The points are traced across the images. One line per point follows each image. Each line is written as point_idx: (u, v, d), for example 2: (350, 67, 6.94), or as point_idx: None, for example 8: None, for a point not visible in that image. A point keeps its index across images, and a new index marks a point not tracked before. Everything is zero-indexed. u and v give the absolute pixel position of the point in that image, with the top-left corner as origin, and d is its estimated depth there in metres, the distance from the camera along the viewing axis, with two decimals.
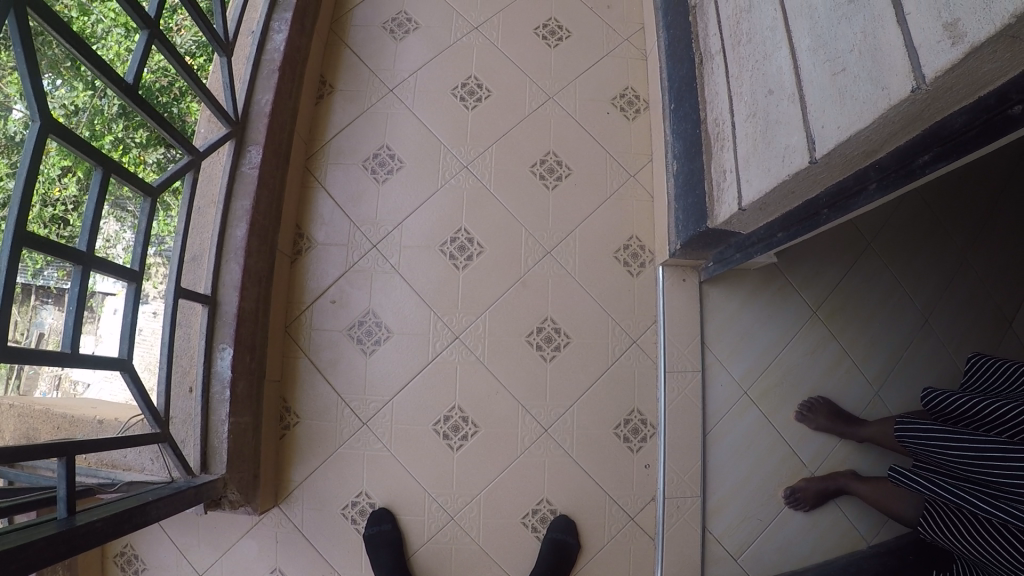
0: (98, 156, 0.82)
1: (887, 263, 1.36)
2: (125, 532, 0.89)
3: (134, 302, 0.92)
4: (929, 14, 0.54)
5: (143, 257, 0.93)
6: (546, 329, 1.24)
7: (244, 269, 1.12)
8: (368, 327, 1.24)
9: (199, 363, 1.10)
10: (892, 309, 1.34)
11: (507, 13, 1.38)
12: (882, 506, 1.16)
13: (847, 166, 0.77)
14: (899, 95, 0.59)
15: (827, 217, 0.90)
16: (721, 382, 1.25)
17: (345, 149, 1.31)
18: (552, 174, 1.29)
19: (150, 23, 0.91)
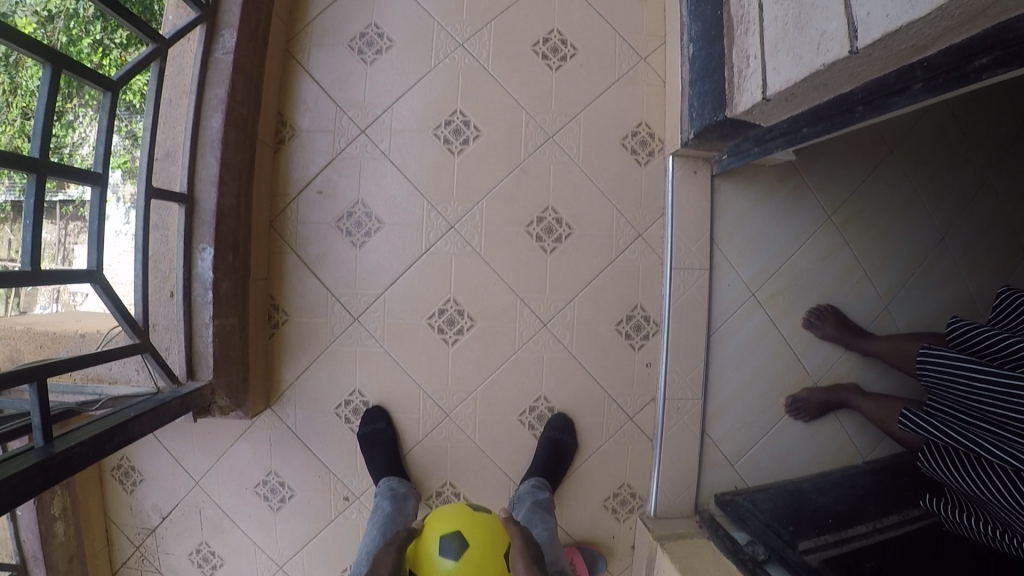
0: (47, 51, 0.73)
1: (910, 172, 1.29)
2: (106, 452, 0.84)
3: (101, 208, 0.85)
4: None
5: (106, 159, 0.85)
6: (547, 219, 1.18)
7: (222, 164, 1.03)
8: (358, 219, 1.17)
9: (178, 265, 1.04)
10: (910, 219, 1.28)
11: None
12: (884, 428, 1.13)
13: (891, 60, 0.70)
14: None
15: (860, 115, 0.81)
16: (729, 283, 1.20)
17: (329, 29, 1.20)
18: (556, 55, 1.18)
19: None
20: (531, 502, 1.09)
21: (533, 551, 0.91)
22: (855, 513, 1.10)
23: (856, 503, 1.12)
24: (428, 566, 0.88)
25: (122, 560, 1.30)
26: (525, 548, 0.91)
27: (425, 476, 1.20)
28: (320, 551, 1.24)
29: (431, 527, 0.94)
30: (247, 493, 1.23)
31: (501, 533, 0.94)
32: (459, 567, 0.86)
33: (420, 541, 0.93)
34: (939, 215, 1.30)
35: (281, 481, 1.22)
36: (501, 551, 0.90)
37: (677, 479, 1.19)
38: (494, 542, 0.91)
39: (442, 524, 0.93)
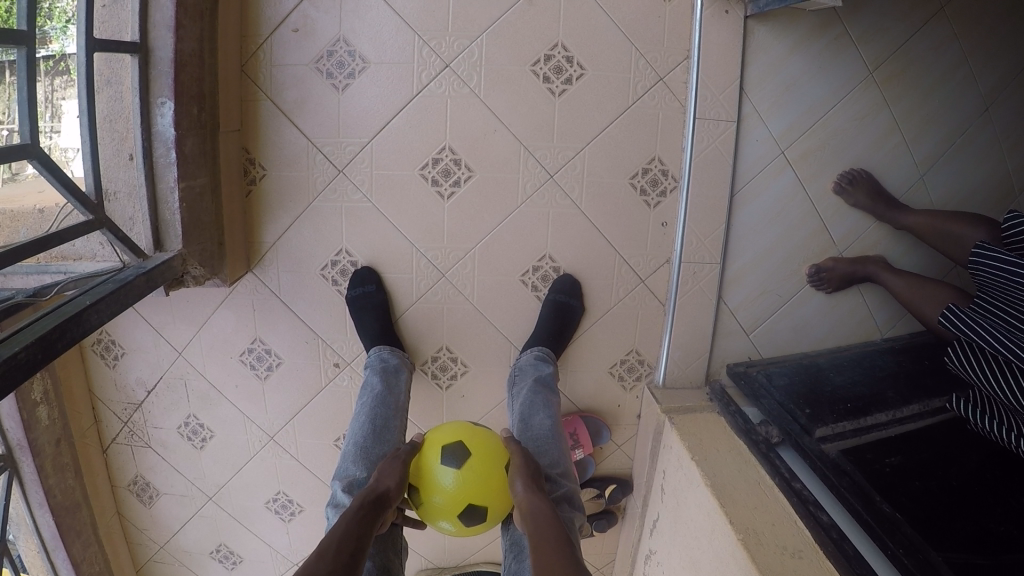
0: None
1: (959, 32, 1.14)
2: (60, 350, 0.76)
3: (29, 71, 0.75)
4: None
5: (32, 13, 0.74)
6: (556, 57, 1.04)
7: (178, 4, 0.90)
8: (339, 59, 1.04)
9: (135, 121, 0.93)
10: (955, 81, 1.15)
11: None
12: (911, 306, 1.05)
13: None
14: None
15: None
16: (756, 139, 1.08)
17: None
18: None
19: None
20: (534, 378, 1.03)
21: (535, 464, 0.87)
22: (875, 397, 1.01)
23: (875, 380, 1.05)
24: (428, 480, 0.84)
25: (112, 437, 1.25)
26: (528, 463, 0.85)
27: (420, 340, 1.14)
28: (311, 420, 1.19)
29: (427, 441, 0.89)
30: (232, 362, 1.16)
31: (502, 446, 0.88)
32: (461, 481, 0.82)
33: (418, 453, 0.88)
34: (989, 78, 1.15)
35: (267, 350, 1.15)
36: (502, 463, 0.86)
37: (688, 349, 1.13)
38: (496, 455, 0.86)
39: (443, 437, 0.87)
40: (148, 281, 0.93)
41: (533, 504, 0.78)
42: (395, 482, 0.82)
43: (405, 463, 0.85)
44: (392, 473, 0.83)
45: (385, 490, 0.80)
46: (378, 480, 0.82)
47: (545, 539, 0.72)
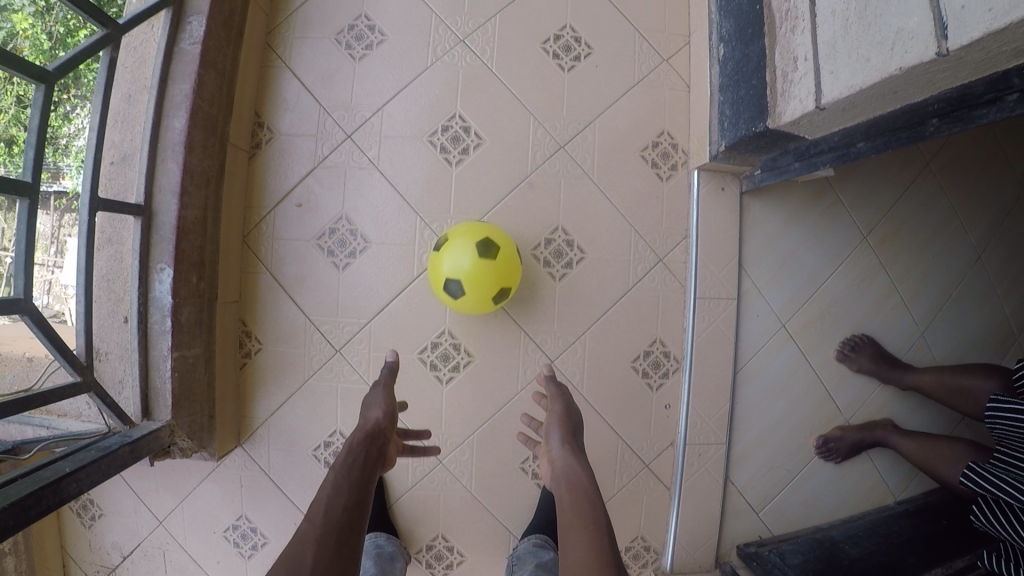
0: None
1: (945, 185, 1.17)
2: (33, 518, 0.71)
3: (29, 223, 0.73)
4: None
5: (37, 165, 0.73)
6: (556, 241, 1.06)
7: (185, 170, 0.91)
8: (340, 237, 1.05)
9: (133, 286, 0.91)
10: (949, 238, 1.16)
11: None
12: (932, 473, 0.99)
13: (983, 66, 0.57)
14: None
15: (936, 128, 0.70)
16: (757, 314, 1.07)
17: (313, 19, 1.07)
18: (568, 53, 1.06)
19: None
20: (535, 563, 0.95)
21: (569, 412, 0.87)
22: (896, 566, 0.96)
23: (897, 557, 0.98)
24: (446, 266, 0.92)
25: None
26: (553, 419, 0.85)
27: (414, 527, 1.07)
28: None
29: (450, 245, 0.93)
30: (214, 538, 1.10)
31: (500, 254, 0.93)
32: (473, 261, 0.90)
33: (394, 375, 0.91)
34: (980, 228, 1.17)
35: (252, 527, 1.09)
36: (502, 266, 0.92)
37: (697, 531, 1.06)
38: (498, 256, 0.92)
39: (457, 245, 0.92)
40: (132, 452, 0.88)
41: (567, 463, 0.77)
42: (382, 414, 0.82)
43: (389, 390, 0.87)
44: (378, 405, 0.84)
45: (377, 426, 0.80)
46: (366, 413, 0.83)
47: (583, 493, 0.71)
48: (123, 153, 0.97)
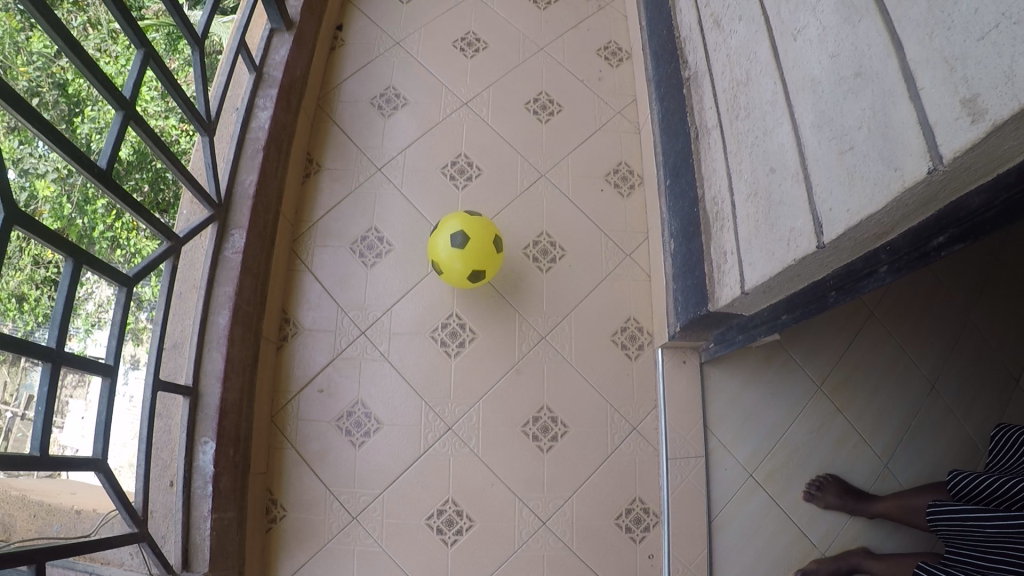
0: (68, 246, 0.75)
1: (891, 329, 1.33)
2: None
3: (109, 401, 0.78)
4: (945, 92, 0.57)
5: (118, 350, 0.80)
6: (542, 418, 1.23)
7: (227, 359, 1.07)
8: (357, 419, 1.22)
9: (180, 455, 1.05)
10: (898, 378, 1.30)
11: (498, 91, 1.47)
12: None
13: (856, 249, 0.78)
14: (915, 178, 0.61)
15: (835, 299, 0.89)
16: (725, 467, 1.22)
17: (332, 231, 1.33)
18: (546, 256, 1.34)
19: (126, 103, 0.90)
20: None
21: None
22: None
23: None
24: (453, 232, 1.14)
25: None
26: None
27: None
28: None
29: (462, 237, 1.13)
30: None
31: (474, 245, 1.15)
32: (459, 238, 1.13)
33: None
34: (928, 364, 1.32)
35: None
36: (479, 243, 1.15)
37: None
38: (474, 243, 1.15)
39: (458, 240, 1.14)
40: None
41: None
42: None
43: None
44: None
45: None
46: None
47: None
48: (174, 340, 1.15)
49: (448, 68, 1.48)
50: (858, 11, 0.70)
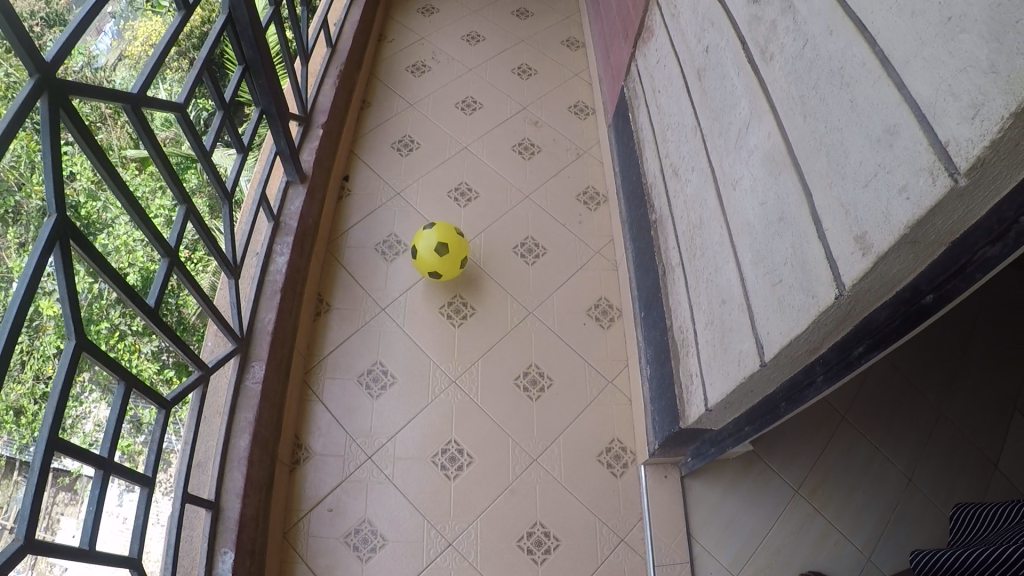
0: (120, 371, 0.96)
1: (862, 432, 1.64)
2: None
3: (145, 507, 0.99)
4: (842, 233, 0.80)
5: (154, 464, 0.99)
6: (536, 533, 1.50)
7: (247, 478, 1.34)
8: (365, 535, 1.48)
9: (201, 562, 1.26)
10: (874, 474, 1.60)
11: (486, 251, 1.93)
12: None
13: (795, 365, 0.98)
14: (829, 301, 0.82)
15: (785, 409, 1.08)
16: (710, 570, 1.49)
17: (341, 365, 1.69)
18: (535, 387, 1.69)
19: (170, 252, 1.13)
20: None
21: None
22: None
23: None
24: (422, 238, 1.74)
25: None
26: None
27: None
28: None
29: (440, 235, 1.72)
30: None
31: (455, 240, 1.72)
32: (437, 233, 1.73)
33: None
34: (903, 460, 1.63)
35: None
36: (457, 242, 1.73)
37: None
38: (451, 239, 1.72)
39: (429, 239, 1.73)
40: None
41: None
42: None
43: None
44: None
45: None
46: None
47: None
48: (201, 461, 1.37)
49: (448, 217, 2.01)
50: (778, 171, 0.96)
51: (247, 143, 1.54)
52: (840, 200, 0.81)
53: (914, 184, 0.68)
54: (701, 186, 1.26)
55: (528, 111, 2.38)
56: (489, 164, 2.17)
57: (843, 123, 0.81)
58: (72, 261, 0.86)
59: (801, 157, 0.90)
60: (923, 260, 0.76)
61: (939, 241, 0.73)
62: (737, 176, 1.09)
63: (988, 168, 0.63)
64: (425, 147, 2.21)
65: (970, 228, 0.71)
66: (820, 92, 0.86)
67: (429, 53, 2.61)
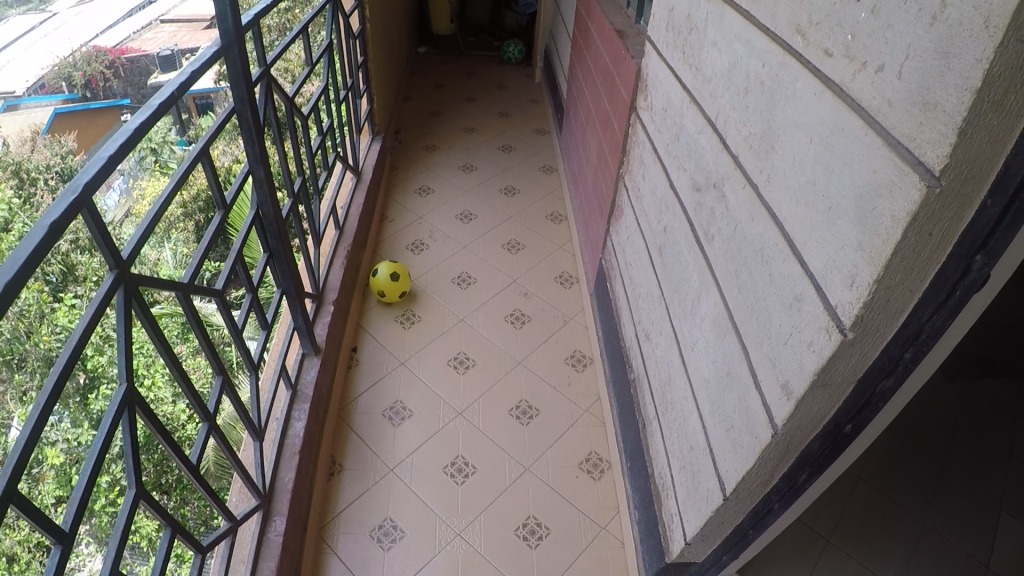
0: (170, 519, 1.11)
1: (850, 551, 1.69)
2: None
3: None
4: (771, 383, 1.06)
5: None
6: None
7: None
8: None
9: None
10: None
11: (485, 410, 2.09)
12: None
13: (752, 496, 1.17)
14: (767, 439, 1.06)
15: (753, 535, 1.22)
16: None
17: (354, 521, 1.79)
18: (534, 534, 1.78)
19: (210, 417, 1.36)
20: None
21: None
22: None
23: None
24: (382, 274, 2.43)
25: None
26: None
27: None
28: None
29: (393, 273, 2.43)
30: None
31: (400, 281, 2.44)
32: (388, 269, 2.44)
33: None
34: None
35: None
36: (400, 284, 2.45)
37: None
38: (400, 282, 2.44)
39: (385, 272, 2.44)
40: None
41: None
42: None
43: None
44: None
45: None
46: None
47: None
48: None
49: (447, 385, 2.17)
50: (723, 335, 1.25)
51: (270, 322, 1.76)
52: (768, 356, 1.08)
53: (817, 339, 0.94)
54: (667, 349, 1.55)
55: (518, 283, 2.62)
56: (484, 335, 2.36)
57: (765, 294, 1.10)
58: (137, 420, 1.05)
59: (739, 322, 1.19)
60: (837, 399, 0.99)
61: (844, 381, 0.96)
62: (692, 338, 1.40)
63: (866, 325, 0.88)
64: (424, 321, 2.41)
65: (868, 367, 0.94)
66: (750, 271, 1.15)
67: (426, 233, 2.90)
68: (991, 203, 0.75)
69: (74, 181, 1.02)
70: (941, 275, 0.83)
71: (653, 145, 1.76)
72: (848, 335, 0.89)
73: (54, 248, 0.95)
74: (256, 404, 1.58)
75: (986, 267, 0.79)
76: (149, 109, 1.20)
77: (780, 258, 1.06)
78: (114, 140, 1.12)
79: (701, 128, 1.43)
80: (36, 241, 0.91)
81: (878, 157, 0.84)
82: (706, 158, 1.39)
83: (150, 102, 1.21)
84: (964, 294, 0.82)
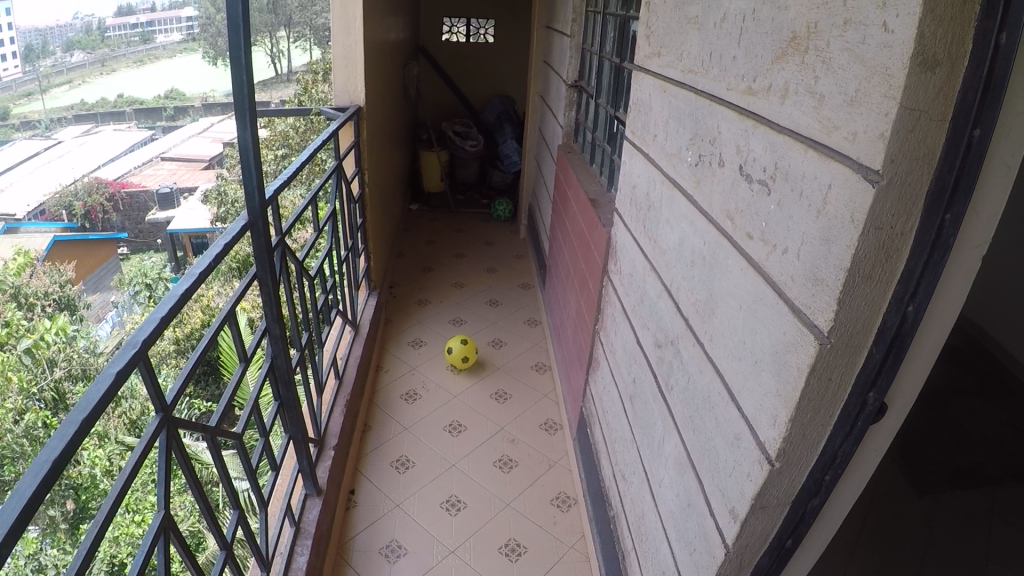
0: None
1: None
2: None
3: None
4: (722, 509, 1.26)
5: None
6: None
7: None
8: None
9: None
10: None
11: (476, 546, 2.22)
12: None
13: None
14: (722, 557, 1.26)
15: None
16: None
17: None
18: None
19: (227, 546, 1.55)
20: None
21: None
22: None
23: None
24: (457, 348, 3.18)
25: None
26: None
27: None
28: None
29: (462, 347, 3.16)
30: None
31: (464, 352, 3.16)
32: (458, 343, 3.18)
33: None
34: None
35: None
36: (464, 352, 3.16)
37: None
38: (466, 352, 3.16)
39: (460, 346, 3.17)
40: None
41: None
42: None
43: None
44: None
45: None
46: None
47: None
48: None
49: (440, 525, 2.29)
50: (684, 470, 1.44)
51: (279, 463, 1.92)
52: (719, 488, 1.28)
53: (753, 469, 1.15)
54: (640, 487, 1.72)
55: (506, 430, 2.79)
56: (474, 480, 2.50)
57: (713, 435, 1.31)
58: (169, 544, 1.26)
59: (695, 457, 1.39)
60: (776, 518, 1.19)
61: (780, 503, 1.16)
62: (659, 476, 1.58)
63: (789, 454, 1.09)
64: (419, 465, 2.56)
65: (798, 491, 1.15)
66: (701, 416, 1.37)
67: (419, 383, 3.10)
68: (874, 351, 0.99)
69: (132, 339, 1.27)
70: (845, 413, 1.06)
71: (621, 305, 2.01)
72: (775, 465, 1.10)
73: (116, 393, 1.17)
74: (264, 536, 1.73)
75: (877, 400, 1.03)
76: (191, 277, 1.46)
77: (722, 406, 1.28)
78: (163, 304, 1.38)
79: (659, 293, 1.69)
80: (104, 386, 1.15)
81: (786, 321, 1.08)
82: (663, 320, 1.64)
83: (191, 272, 1.48)
84: (864, 424, 1.05)
